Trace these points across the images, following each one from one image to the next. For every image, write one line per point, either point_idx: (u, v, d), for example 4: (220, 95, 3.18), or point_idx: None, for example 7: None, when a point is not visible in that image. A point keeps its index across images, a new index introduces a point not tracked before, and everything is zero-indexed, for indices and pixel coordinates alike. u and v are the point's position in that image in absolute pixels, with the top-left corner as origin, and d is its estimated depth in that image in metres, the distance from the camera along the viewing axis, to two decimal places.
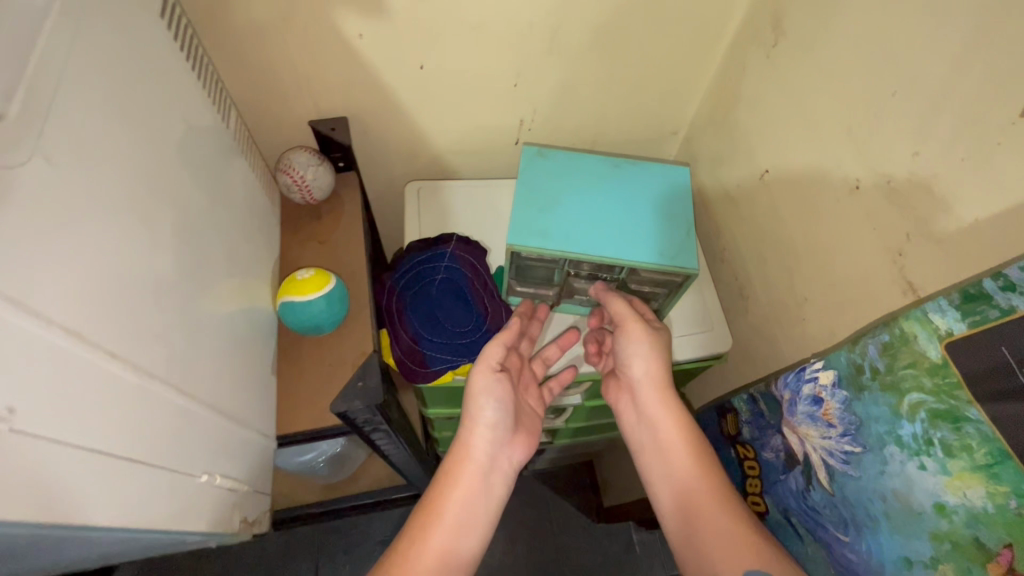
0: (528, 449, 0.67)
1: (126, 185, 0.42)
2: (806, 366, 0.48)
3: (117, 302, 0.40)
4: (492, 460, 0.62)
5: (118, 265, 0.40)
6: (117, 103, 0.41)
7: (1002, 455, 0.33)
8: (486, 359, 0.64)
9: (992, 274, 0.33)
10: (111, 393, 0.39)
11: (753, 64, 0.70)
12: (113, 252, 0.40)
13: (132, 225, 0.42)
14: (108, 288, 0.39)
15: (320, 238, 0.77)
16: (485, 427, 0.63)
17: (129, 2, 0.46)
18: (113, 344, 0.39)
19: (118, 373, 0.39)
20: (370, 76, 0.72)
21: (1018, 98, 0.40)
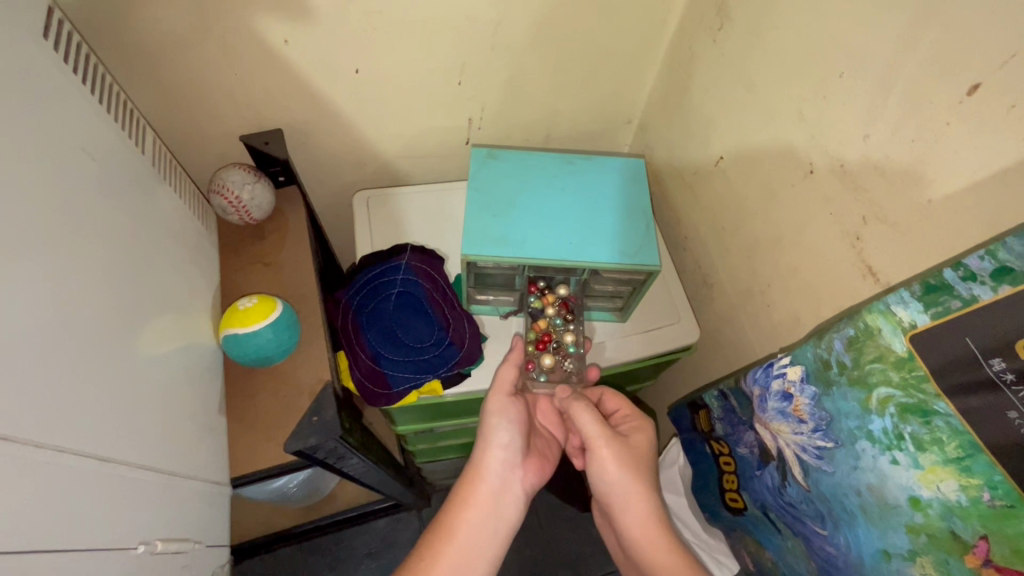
0: (543, 475, 0.65)
1: (17, 234, 0.37)
2: (773, 361, 0.47)
3: (14, 370, 0.35)
4: (507, 481, 0.61)
5: (11, 327, 0.35)
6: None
7: (973, 448, 0.32)
8: (500, 382, 0.63)
9: (952, 264, 0.33)
10: (18, 476, 0.34)
11: (701, 49, 0.68)
12: (4, 313, 0.35)
13: (29, 279, 0.38)
14: (2, 356, 0.34)
15: (265, 260, 0.72)
16: (500, 448, 0.62)
17: (4, 22, 0.40)
18: (13, 421, 0.34)
19: (21, 451, 0.35)
20: (302, 84, 0.67)
21: (963, 77, 0.39)
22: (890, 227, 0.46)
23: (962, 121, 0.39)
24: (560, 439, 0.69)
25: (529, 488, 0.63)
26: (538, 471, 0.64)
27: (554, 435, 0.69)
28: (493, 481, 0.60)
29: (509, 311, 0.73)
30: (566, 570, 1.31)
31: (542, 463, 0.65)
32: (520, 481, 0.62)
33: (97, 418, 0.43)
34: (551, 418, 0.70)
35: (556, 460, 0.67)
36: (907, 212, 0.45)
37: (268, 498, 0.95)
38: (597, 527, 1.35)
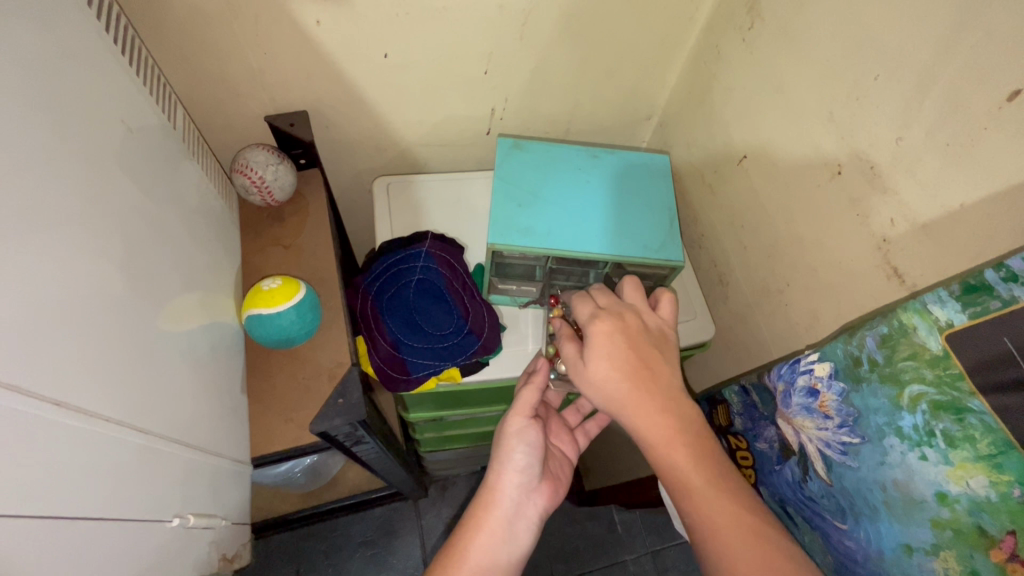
0: (557, 498, 0.63)
1: (56, 206, 0.37)
2: (802, 358, 0.48)
3: (50, 340, 0.35)
4: (520, 506, 0.58)
5: (49, 298, 0.35)
6: (42, 112, 0.37)
7: (1005, 445, 0.33)
8: (521, 404, 0.61)
9: (994, 265, 0.34)
10: (53, 444, 0.35)
11: (728, 47, 0.68)
12: (44, 283, 0.35)
13: (66, 249, 0.38)
14: (40, 326, 0.34)
15: (284, 243, 0.72)
16: (515, 471, 0.59)
17: None
18: (49, 390, 0.35)
19: (62, 419, 0.36)
20: (329, 66, 0.66)
21: (1003, 82, 0.40)
22: (919, 230, 0.47)
23: (999, 126, 0.40)
24: (570, 460, 0.68)
25: (543, 512, 0.61)
26: (552, 495, 0.62)
27: (565, 455, 0.68)
28: (509, 503, 0.58)
29: (527, 301, 0.73)
30: (560, 564, 1.32)
31: (557, 487, 0.63)
32: (535, 504, 0.60)
33: (130, 391, 0.43)
34: (562, 440, 0.68)
35: (570, 482, 0.65)
36: (938, 215, 0.45)
37: (273, 482, 0.94)
38: (592, 522, 1.36)
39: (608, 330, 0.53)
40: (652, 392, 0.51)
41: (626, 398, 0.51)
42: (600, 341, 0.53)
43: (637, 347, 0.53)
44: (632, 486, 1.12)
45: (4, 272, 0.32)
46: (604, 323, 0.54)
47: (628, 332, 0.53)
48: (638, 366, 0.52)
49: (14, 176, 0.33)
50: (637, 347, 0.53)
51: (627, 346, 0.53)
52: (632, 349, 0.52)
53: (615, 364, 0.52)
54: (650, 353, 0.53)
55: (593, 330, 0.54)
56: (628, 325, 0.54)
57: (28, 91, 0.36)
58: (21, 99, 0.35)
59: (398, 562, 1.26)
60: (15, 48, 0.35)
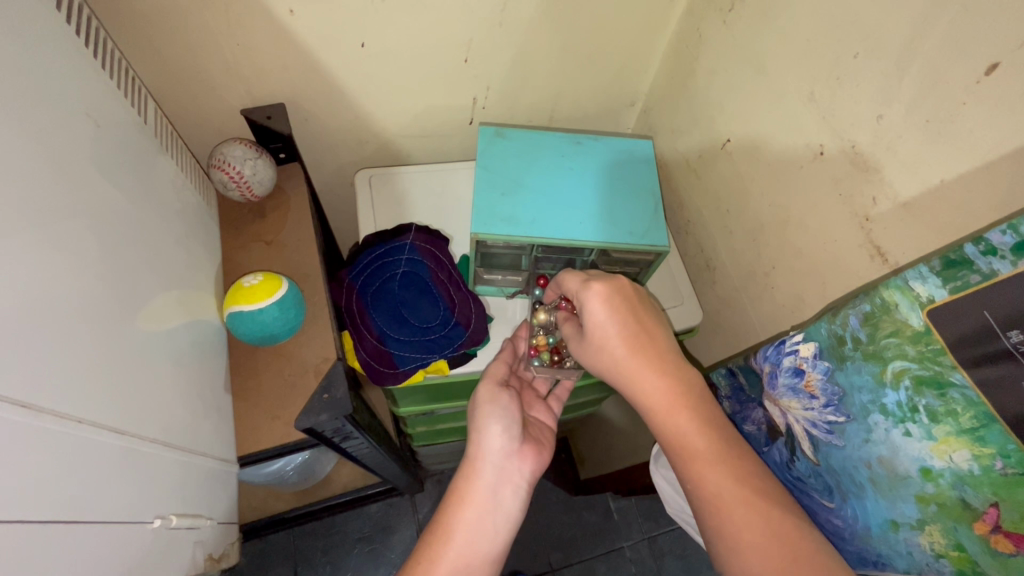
0: (542, 462, 0.62)
1: (25, 203, 0.36)
2: (787, 339, 0.48)
3: (26, 342, 0.34)
4: (501, 472, 0.58)
5: (22, 300, 0.34)
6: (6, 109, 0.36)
7: (987, 418, 0.34)
8: (491, 375, 0.64)
9: (973, 239, 0.33)
10: (32, 448, 0.34)
11: (710, 30, 0.68)
12: (18, 283, 0.34)
13: (37, 248, 0.37)
14: (13, 328, 0.33)
15: (266, 238, 0.71)
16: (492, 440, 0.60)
17: None
18: (25, 394, 0.34)
19: (34, 422, 0.34)
20: (306, 57, 0.65)
21: (982, 58, 0.39)
22: (901, 208, 0.47)
23: (978, 102, 0.40)
24: (550, 427, 0.68)
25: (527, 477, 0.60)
26: (535, 459, 0.62)
27: (545, 423, 0.68)
28: (491, 471, 0.58)
29: (514, 292, 0.72)
30: (556, 552, 1.32)
31: (540, 450, 0.63)
32: (519, 469, 0.59)
33: (106, 392, 0.42)
34: (539, 409, 0.69)
35: (552, 446, 0.65)
36: (919, 193, 0.45)
37: (265, 481, 0.94)
38: (588, 510, 1.37)
39: (599, 304, 0.53)
40: (650, 359, 0.52)
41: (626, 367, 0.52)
42: (597, 305, 0.54)
43: (631, 308, 0.54)
44: (625, 475, 1.12)
45: None
46: (599, 284, 0.54)
47: (624, 294, 0.54)
48: (633, 334, 0.53)
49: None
50: (635, 309, 0.54)
51: (625, 307, 0.54)
52: (629, 309, 0.54)
53: (613, 329, 0.53)
54: (644, 320, 0.54)
55: (586, 295, 0.54)
56: (623, 286, 0.55)
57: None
58: None
59: (395, 557, 1.26)
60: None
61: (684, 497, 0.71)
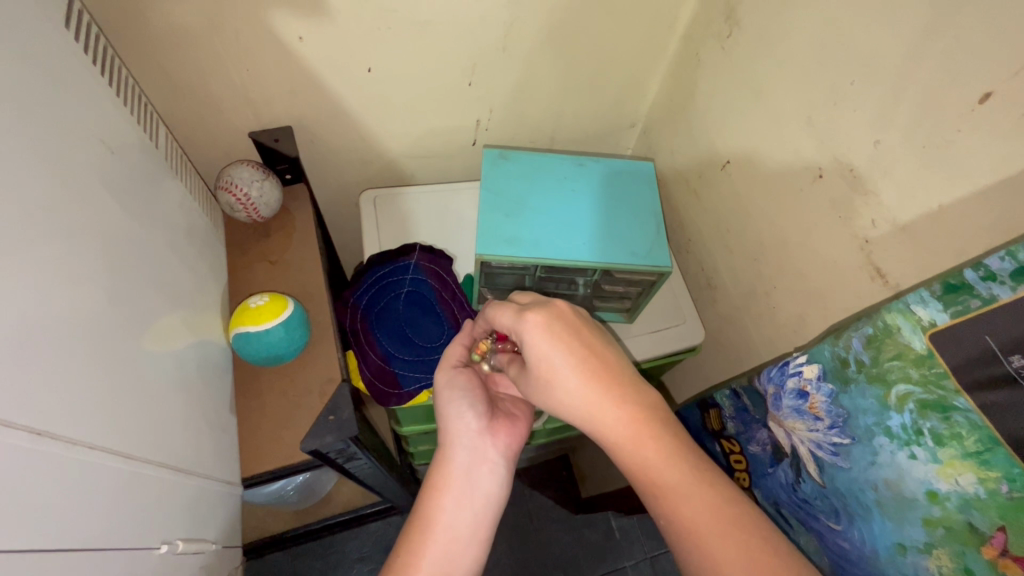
0: (519, 434, 0.61)
1: (41, 233, 0.37)
2: (790, 360, 0.48)
3: (40, 370, 0.35)
4: (473, 454, 0.57)
5: (37, 329, 0.35)
6: (25, 141, 0.37)
7: (991, 442, 0.34)
8: (447, 358, 0.63)
9: (973, 265, 0.34)
10: (45, 474, 0.34)
11: (709, 54, 0.69)
12: (34, 312, 0.35)
13: (52, 276, 0.37)
14: (28, 357, 0.34)
15: (271, 259, 0.72)
16: (459, 424, 0.59)
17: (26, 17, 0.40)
18: (38, 422, 0.35)
19: (46, 448, 0.35)
20: (314, 81, 0.67)
21: (974, 87, 0.41)
22: (900, 230, 0.48)
23: (973, 129, 0.41)
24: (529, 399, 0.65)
25: (504, 454, 0.59)
26: (510, 434, 0.60)
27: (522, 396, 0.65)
28: (461, 454, 0.57)
29: None
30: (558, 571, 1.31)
31: (514, 423, 0.61)
32: (493, 447, 0.58)
33: (114, 416, 0.42)
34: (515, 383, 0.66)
35: (530, 418, 0.63)
36: (917, 216, 0.46)
37: (265, 502, 0.93)
38: (589, 528, 1.36)
39: (540, 331, 0.53)
40: (606, 387, 0.51)
41: (580, 395, 0.51)
42: (538, 337, 0.52)
43: (574, 333, 0.53)
44: (628, 493, 1.11)
45: None
46: (535, 314, 0.53)
47: (565, 319, 0.54)
48: (584, 357, 0.52)
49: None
50: (581, 332, 0.53)
51: (568, 334, 0.53)
52: (571, 335, 0.53)
53: (558, 358, 0.52)
54: (591, 346, 0.53)
55: (526, 326, 0.53)
56: (564, 312, 0.54)
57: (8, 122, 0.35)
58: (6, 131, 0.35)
59: None
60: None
61: None
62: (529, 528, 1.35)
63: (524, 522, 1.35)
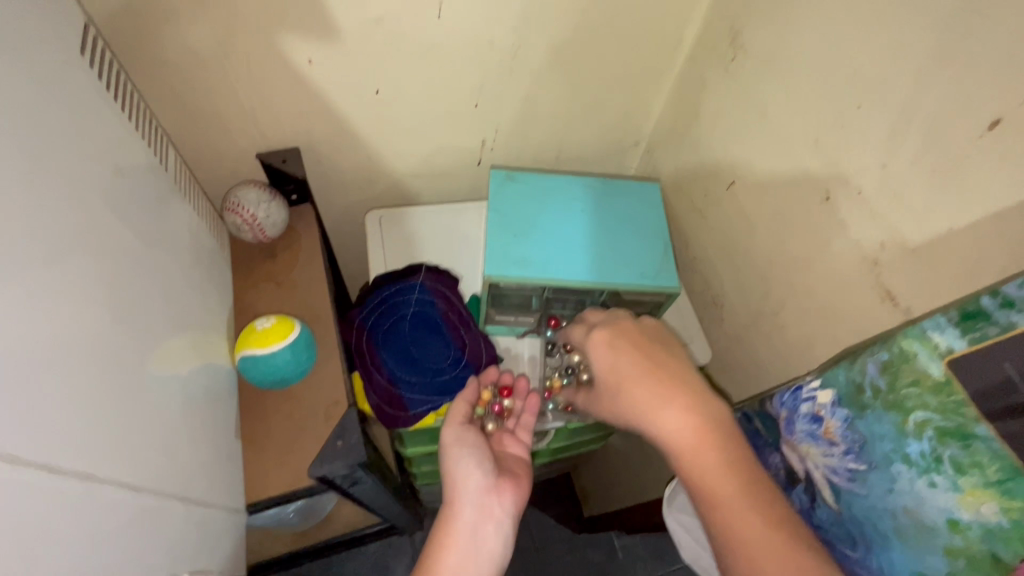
0: (523, 493, 0.61)
1: (58, 267, 0.37)
2: (804, 385, 0.48)
3: (56, 404, 0.35)
4: (478, 510, 0.57)
5: (53, 363, 0.35)
6: (42, 174, 0.37)
7: (1014, 471, 0.33)
8: (455, 414, 0.63)
9: (990, 291, 0.34)
10: (59, 510, 0.34)
11: (713, 77, 0.70)
12: (49, 346, 0.35)
13: (67, 307, 0.37)
14: (43, 392, 0.34)
15: (277, 279, 0.72)
16: (465, 480, 0.58)
17: (44, 48, 0.40)
18: (55, 458, 0.34)
19: (63, 484, 0.35)
20: (322, 103, 0.67)
21: (982, 113, 0.41)
22: (910, 253, 0.48)
23: (982, 154, 0.41)
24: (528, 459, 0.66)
25: (507, 513, 0.59)
26: (513, 492, 0.60)
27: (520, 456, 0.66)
28: (466, 510, 0.57)
29: (525, 331, 0.72)
30: None
31: (517, 481, 0.61)
32: (497, 505, 0.58)
33: (122, 445, 0.42)
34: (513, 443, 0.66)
35: (530, 478, 0.63)
36: (927, 239, 0.46)
37: (266, 525, 0.91)
38: (593, 549, 1.34)
39: (605, 340, 0.57)
40: (665, 390, 0.52)
41: (639, 398, 0.52)
42: (602, 351, 0.57)
43: (639, 344, 0.56)
44: (633, 513, 1.10)
45: (14, 346, 0.32)
46: (602, 332, 0.58)
47: (629, 336, 0.57)
48: (643, 361, 0.54)
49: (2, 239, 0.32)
50: (641, 347, 0.55)
51: (636, 350, 0.55)
52: (635, 346, 0.56)
53: (620, 364, 0.55)
54: (657, 355, 0.55)
55: (593, 342, 0.58)
56: (627, 330, 0.57)
57: (23, 157, 0.35)
58: (24, 166, 0.35)
59: None
60: (8, 108, 0.34)
61: (697, 542, 0.70)
62: (532, 549, 1.33)
63: (527, 543, 1.33)
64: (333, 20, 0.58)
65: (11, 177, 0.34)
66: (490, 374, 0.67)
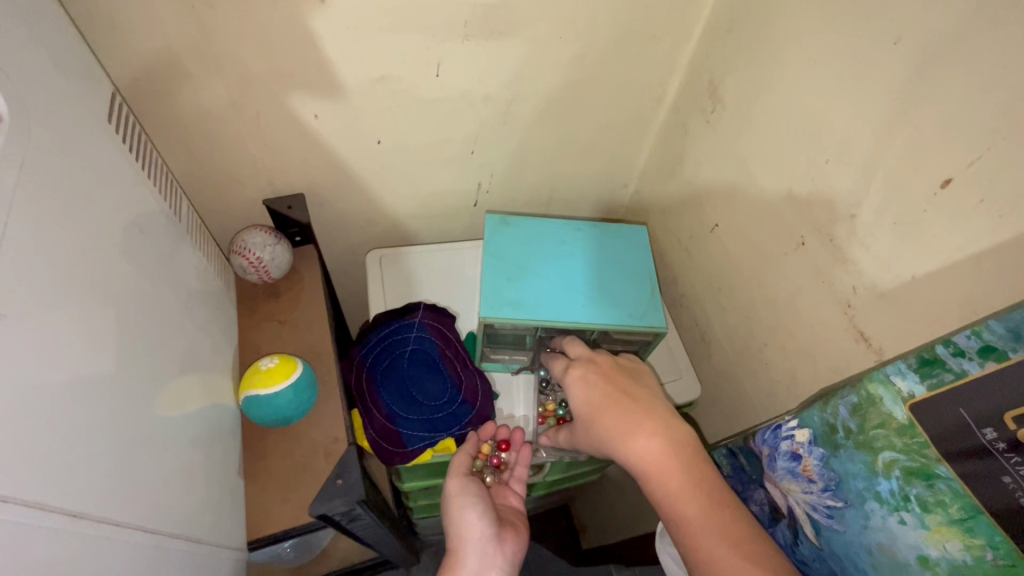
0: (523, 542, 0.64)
1: (80, 322, 0.40)
2: (782, 424, 0.51)
3: (74, 452, 0.38)
4: (482, 560, 0.59)
5: (71, 413, 0.38)
6: (68, 237, 0.40)
7: (974, 510, 0.36)
8: (457, 466, 0.65)
9: (943, 341, 0.37)
10: (73, 553, 0.36)
11: (694, 126, 0.75)
12: (69, 397, 0.38)
13: (86, 359, 0.40)
14: (63, 440, 0.37)
15: (280, 318, 0.74)
16: (470, 532, 0.61)
17: (74, 120, 0.44)
18: (71, 504, 0.37)
19: (77, 528, 0.37)
20: (326, 153, 0.71)
21: (935, 172, 0.45)
22: (879, 297, 0.51)
23: (937, 210, 0.45)
24: (524, 509, 0.69)
25: (509, 562, 0.61)
26: (514, 541, 0.63)
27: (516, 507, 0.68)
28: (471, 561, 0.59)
29: (519, 368, 0.75)
30: None
31: (517, 531, 0.64)
32: (500, 554, 0.61)
33: (131, 489, 0.43)
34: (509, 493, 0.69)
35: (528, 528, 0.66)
36: (893, 285, 0.49)
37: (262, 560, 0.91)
38: None
39: (581, 374, 0.61)
40: (634, 416, 0.57)
41: (611, 426, 0.57)
42: (577, 386, 0.61)
43: (612, 378, 0.61)
44: (629, 546, 1.10)
45: (37, 400, 0.35)
46: (578, 369, 0.62)
47: (602, 371, 0.61)
48: (613, 393, 0.59)
49: (25, 302, 0.35)
50: (612, 381, 0.60)
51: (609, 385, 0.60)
52: (607, 380, 0.60)
53: (594, 396, 0.59)
54: (628, 388, 0.60)
55: (570, 377, 0.62)
56: (600, 365, 0.62)
57: (53, 224, 0.39)
58: (53, 231, 0.39)
59: None
60: (43, 183, 0.38)
61: None
62: None
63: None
64: (338, 79, 0.62)
65: (40, 242, 0.37)
66: (489, 427, 0.68)
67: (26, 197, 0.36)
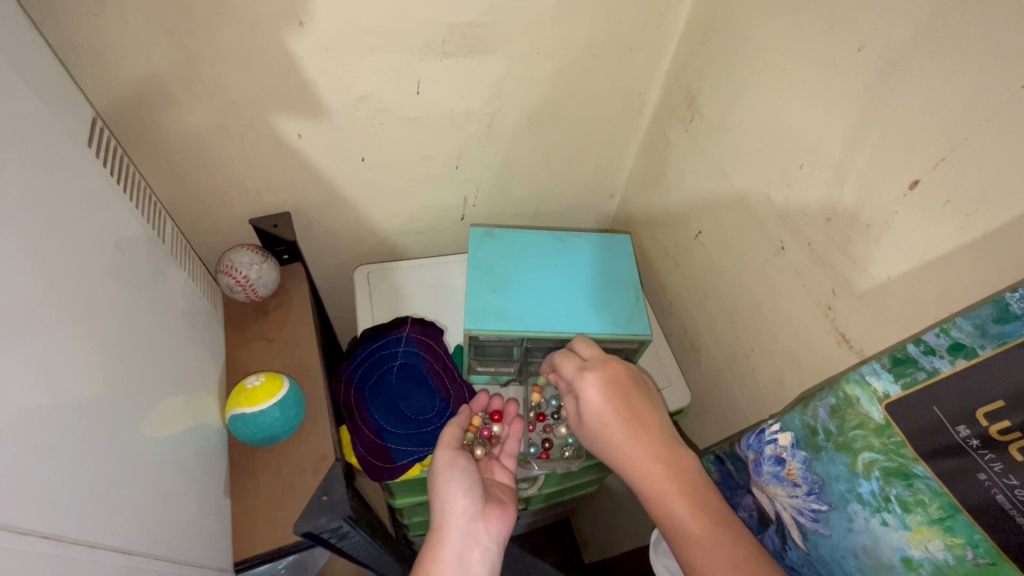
0: (508, 520, 0.62)
1: (63, 341, 0.41)
2: (765, 428, 0.51)
3: (58, 472, 0.38)
4: (469, 537, 0.58)
5: (55, 433, 0.38)
6: (50, 258, 0.41)
7: (952, 508, 0.36)
8: (446, 441, 0.64)
9: (913, 340, 0.38)
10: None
11: (674, 136, 0.76)
12: (52, 418, 0.38)
13: (70, 380, 0.40)
14: (46, 461, 0.37)
15: (268, 336, 0.75)
16: (455, 507, 0.59)
17: (56, 145, 0.45)
18: (55, 526, 0.37)
19: (62, 550, 0.37)
20: (312, 171, 0.72)
21: (902, 175, 0.45)
22: (858, 299, 0.51)
23: (908, 211, 0.45)
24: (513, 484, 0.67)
25: (494, 541, 0.60)
26: (500, 519, 0.61)
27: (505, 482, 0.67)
28: (456, 539, 0.57)
29: (508, 380, 0.75)
30: None
31: (503, 505, 0.63)
32: (484, 531, 0.59)
33: (115, 510, 0.43)
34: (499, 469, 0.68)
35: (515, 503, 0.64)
36: (870, 287, 0.50)
37: None
38: None
39: (596, 386, 0.59)
40: (630, 434, 0.56)
41: (619, 443, 0.56)
42: (593, 394, 0.58)
43: (625, 392, 0.59)
44: (631, 557, 1.08)
45: (21, 420, 0.35)
46: (593, 376, 0.59)
47: (615, 381, 0.59)
48: (623, 409, 0.58)
49: (7, 323, 0.35)
50: (624, 394, 0.58)
51: (615, 392, 0.59)
52: (621, 397, 0.58)
53: (607, 413, 0.58)
54: (637, 402, 0.58)
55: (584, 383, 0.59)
56: (616, 374, 0.60)
57: (34, 247, 0.39)
58: (34, 254, 0.39)
59: None
60: (24, 206, 0.39)
61: None
62: None
63: None
64: (320, 100, 0.63)
65: (22, 264, 0.38)
66: (481, 400, 0.70)
67: (8, 221, 0.37)
